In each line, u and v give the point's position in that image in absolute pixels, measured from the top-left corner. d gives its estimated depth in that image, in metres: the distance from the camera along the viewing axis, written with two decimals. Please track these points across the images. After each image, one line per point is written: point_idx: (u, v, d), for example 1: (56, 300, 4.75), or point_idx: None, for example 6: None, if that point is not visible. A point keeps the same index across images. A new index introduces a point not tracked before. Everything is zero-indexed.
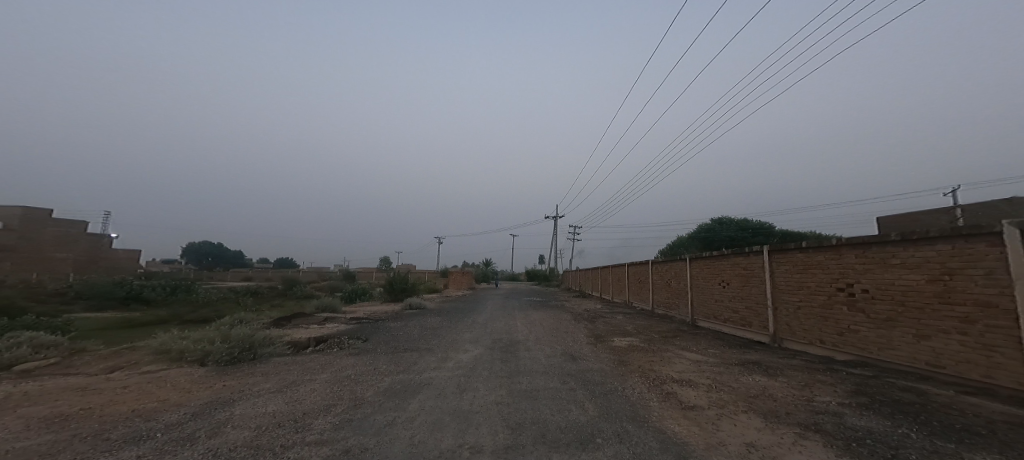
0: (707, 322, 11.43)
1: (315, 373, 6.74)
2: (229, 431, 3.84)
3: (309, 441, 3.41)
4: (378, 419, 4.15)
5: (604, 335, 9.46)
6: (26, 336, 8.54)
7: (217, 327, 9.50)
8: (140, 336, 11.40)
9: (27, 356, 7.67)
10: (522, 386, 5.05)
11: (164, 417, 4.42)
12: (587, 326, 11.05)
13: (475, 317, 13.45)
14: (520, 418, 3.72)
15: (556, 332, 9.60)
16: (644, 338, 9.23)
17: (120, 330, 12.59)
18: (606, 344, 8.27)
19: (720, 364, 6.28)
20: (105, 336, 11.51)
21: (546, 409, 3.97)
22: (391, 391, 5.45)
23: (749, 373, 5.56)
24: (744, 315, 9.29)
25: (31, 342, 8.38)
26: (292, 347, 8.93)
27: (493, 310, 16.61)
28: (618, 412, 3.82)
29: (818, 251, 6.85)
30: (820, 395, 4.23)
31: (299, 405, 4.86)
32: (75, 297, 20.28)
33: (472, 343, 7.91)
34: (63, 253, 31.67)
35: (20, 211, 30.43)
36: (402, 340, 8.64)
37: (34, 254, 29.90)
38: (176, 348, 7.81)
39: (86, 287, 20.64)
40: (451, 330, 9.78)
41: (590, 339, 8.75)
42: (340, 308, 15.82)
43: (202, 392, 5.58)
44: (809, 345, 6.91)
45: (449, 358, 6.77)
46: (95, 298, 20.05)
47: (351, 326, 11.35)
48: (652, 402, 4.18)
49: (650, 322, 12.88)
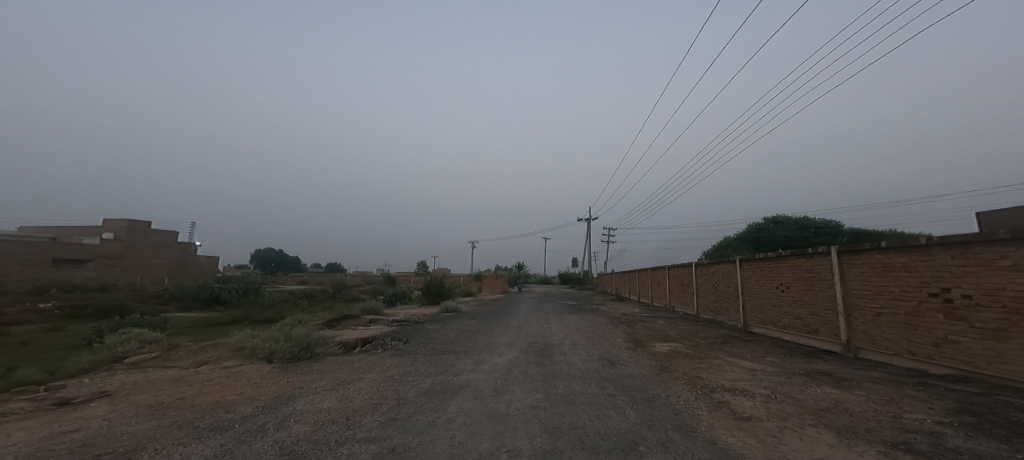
0: (763, 328, 10.57)
1: (362, 373, 7.15)
2: (292, 424, 4.20)
3: (359, 438, 3.64)
4: (420, 419, 4.33)
5: (645, 340, 9.11)
6: (134, 332, 9.99)
7: (280, 327, 10.42)
8: (219, 334, 12.84)
9: (133, 351, 8.90)
10: (558, 390, 5.00)
11: (240, 409, 4.91)
12: (626, 331, 10.71)
13: (509, 319, 13.60)
14: (557, 423, 3.68)
15: (592, 336, 9.43)
16: (689, 344, 8.76)
17: (203, 328, 14.26)
18: (646, 349, 7.92)
19: (780, 374, 5.77)
20: (192, 333, 13.15)
21: (584, 415, 3.90)
22: (431, 391, 5.64)
23: (817, 385, 5.07)
24: (808, 322, 8.49)
25: (138, 337, 9.79)
26: (342, 347, 9.54)
27: (528, 313, 16.61)
28: (662, 419, 3.66)
29: (902, 252, 6.11)
30: (910, 412, 3.74)
31: (350, 403, 5.19)
32: (167, 298, 23.26)
33: (507, 346, 7.96)
34: (160, 260, 36.45)
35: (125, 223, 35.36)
36: (440, 342, 8.91)
37: (137, 260, 34.73)
38: (248, 346, 8.67)
39: (177, 289, 23.69)
40: (487, 333, 9.93)
41: (629, 344, 8.45)
42: (382, 310, 16.59)
43: (269, 386, 6.14)
44: (892, 356, 6.15)
45: (486, 361, 6.86)
46: (182, 299, 22.90)
47: (393, 328, 11.87)
48: (701, 411, 3.95)
49: (696, 327, 12.19)
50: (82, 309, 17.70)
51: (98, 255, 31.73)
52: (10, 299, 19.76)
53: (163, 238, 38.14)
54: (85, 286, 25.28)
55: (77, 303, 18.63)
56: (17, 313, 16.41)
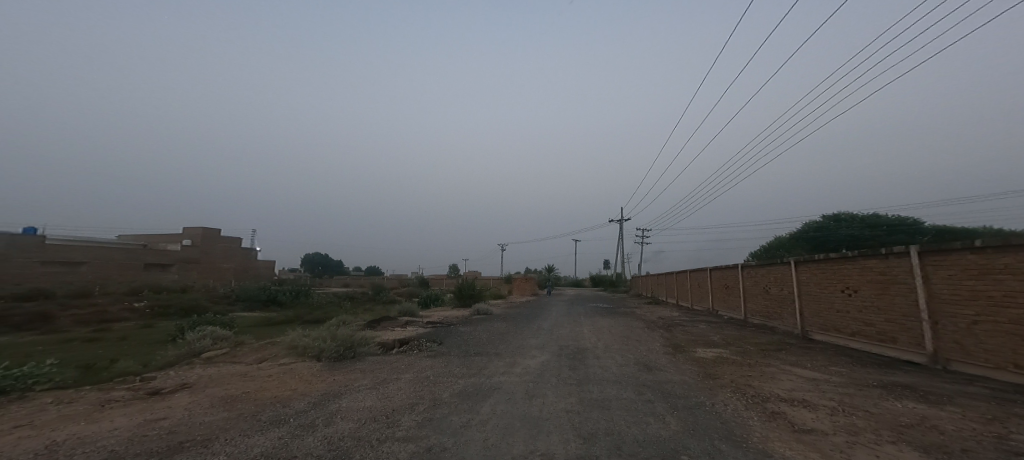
0: (826, 336, 9.64)
1: (400, 373, 7.38)
2: (339, 421, 4.40)
3: (398, 436, 3.72)
4: (454, 420, 4.37)
5: (685, 345, 8.63)
6: (208, 331, 11.08)
7: (327, 327, 11.04)
8: (276, 333, 13.90)
9: (207, 347, 9.84)
10: (592, 394, 4.83)
11: (294, 404, 5.24)
12: (663, 335, 10.22)
13: (539, 322, 13.47)
14: (592, 427, 3.52)
15: (627, 340, 9.09)
16: (737, 350, 8.19)
17: (263, 327, 15.53)
18: (687, 355, 7.50)
19: (848, 385, 5.22)
20: (254, 331, 14.35)
21: (620, 420, 3.70)
22: (465, 393, 5.69)
23: (897, 399, 4.50)
24: (883, 329, 7.63)
25: (212, 335, 10.86)
26: (381, 347, 9.91)
27: (559, 316, 16.38)
28: (707, 428, 3.40)
29: (1002, 251, 5.32)
30: (1018, 433, 3.20)
31: (390, 402, 5.35)
32: (233, 298, 25.59)
33: (539, 349, 7.87)
34: (227, 264, 40.31)
35: (200, 232, 39.84)
36: (472, 344, 8.99)
37: (209, 264, 38.68)
38: (299, 345, 9.26)
39: (241, 291, 26.00)
40: (519, 336, 9.90)
41: (668, 349, 8.04)
42: (419, 312, 17.10)
43: (319, 384, 6.50)
44: (991, 370, 5.34)
45: (517, 364, 6.81)
46: (245, 300, 25.11)
47: (427, 330, 12.17)
48: (753, 422, 3.63)
49: (744, 332, 11.40)
50: (165, 308, 19.89)
51: (180, 259, 35.70)
52: (111, 298, 22.71)
53: (231, 244, 42.15)
54: (169, 287, 28.51)
55: (162, 303, 20.98)
56: (116, 311, 18.79)
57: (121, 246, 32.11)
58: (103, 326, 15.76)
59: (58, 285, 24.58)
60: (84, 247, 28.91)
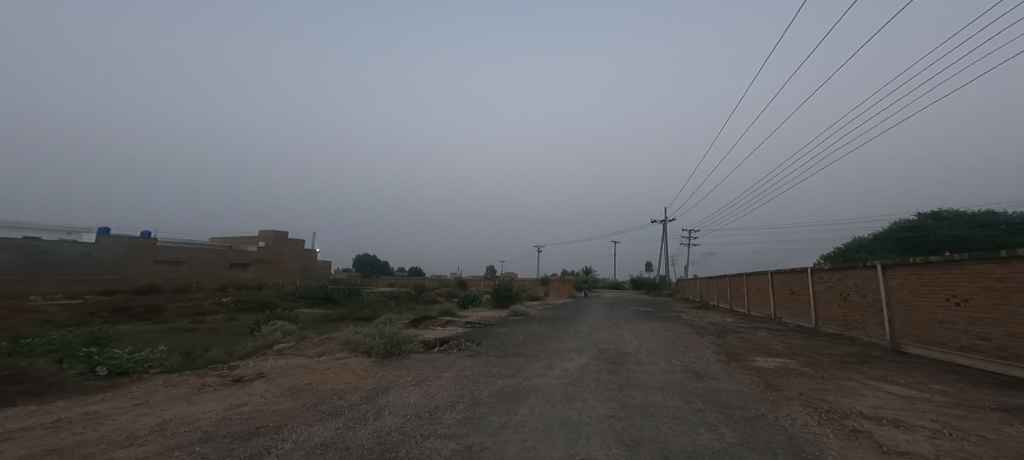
0: (922, 350, 8.50)
1: (441, 371, 7.58)
2: (386, 415, 4.59)
3: (440, 433, 3.81)
4: (494, 420, 4.40)
5: (742, 353, 8.06)
6: (277, 325, 12.15)
7: (375, 324, 11.61)
8: (333, 328, 14.92)
9: (278, 339, 10.78)
10: (634, 401, 4.63)
11: (348, 397, 5.55)
12: (716, 342, 9.64)
13: (577, 325, 13.23)
14: (635, 434, 3.35)
15: (673, 346, 8.66)
16: (806, 361, 7.50)
17: (322, 323, 16.77)
18: (745, 364, 6.99)
19: (952, 407, 4.54)
20: (313, 326, 15.50)
21: (666, 428, 3.49)
22: (503, 394, 5.71)
23: (1021, 426, 3.83)
24: (1001, 344, 6.55)
25: (281, 328, 11.90)
26: (424, 345, 10.23)
27: (597, 319, 16.04)
28: (768, 443, 3.11)
29: None
30: None
31: (432, 399, 5.50)
32: (296, 295, 27.86)
33: (577, 352, 7.72)
34: (292, 263, 44.06)
35: (272, 234, 42.95)
36: (510, 345, 9.01)
37: (278, 263, 42.52)
38: (350, 341, 9.83)
39: (302, 288, 28.28)
40: (556, 338, 9.78)
41: (722, 357, 7.54)
42: (457, 312, 17.47)
43: (369, 378, 6.85)
44: None
45: (555, 366, 6.72)
46: (306, 297, 27.26)
47: (466, 330, 12.40)
48: (827, 439, 3.26)
49: (815, 342, 10.42)
50: (243, 303, 22.10)
51: (254, 259, 39.57)
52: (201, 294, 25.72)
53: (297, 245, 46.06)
54: (246, 285, 31.70)
55: (241, 298, 23.36)
56: (205, 305, 21.23)
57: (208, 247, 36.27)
58: (195, 319, 17.83)
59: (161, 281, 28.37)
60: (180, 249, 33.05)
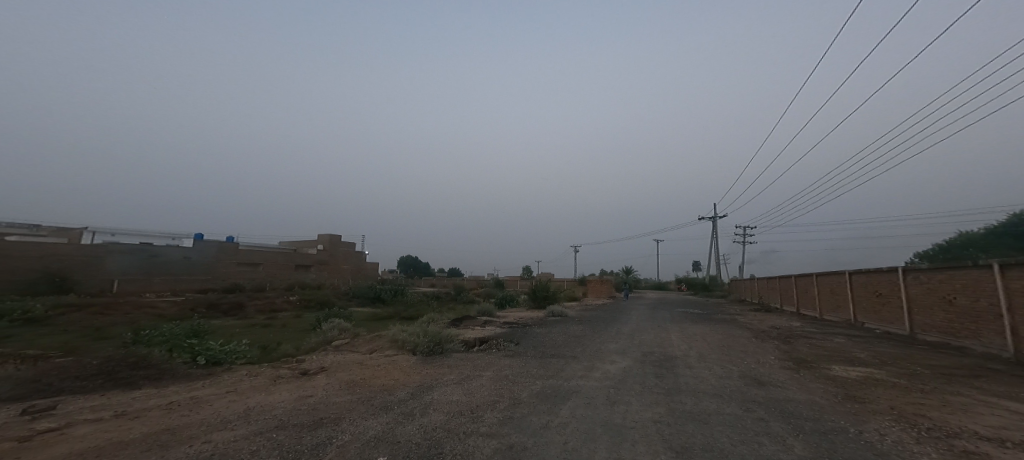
0: None
1: (482, 370, 7.70)
2: (431, 412, 4.74)
3: (483, 432, 3.87)
4: (534, 420, 4.40)
5: (811, 361, 7.38)
6: (333, 323, 13.02)
7: (419, 324, 12.06)
8: (381, 327, 15.71)
9: (336, 336, 11.55)
10: (684, 406, 4.41)
11: (396, 393, 5.81)
12: (780, 347, 8.92)
13: (619, 326, 12.86)
14: (685, 441, 3.19)
15: (728, 351, 8.13)
16: (894, 372, 6.69)
17: (373, 321, 17.71)
18: (818, 372, 6.42)
19: None
20: (364, 324, 16.43)
21: (721, 437, 3.29)
22: (543, 394, 5.70)
23: None
24: None
25: (337, 326, 12.73)
26: (464, 344, 10.46)
27: (640, 320, 15.52)
28: (845, 457, 2.82)
29: None
30: None
31: (474, 398, 5.61)
32: (348, 295, 29.66)
33: (619, 354, 7.51)
34: (346, 264, 46.92)
35: (328, 237, 45.41)
36: (549, 346, 8.96)
37: (334, 265, 45.48)
38: (395, 339, 10.28)
39: (353, 289, 30.04)
40: (596, 339, 9.58)
41: (787, 364, 6.94)
42: (496, 312, 17.68)
43: (415, 375, 7.12)
44: None
45: (596, 368, 6.58)
46: (357, 297, 28.95)
47: (504, 330, 12.52)
48: (921, 455, 2.88)
49: (908, 351, 9.26)
50: (306, 301, 23.95)
51: (315, 261, 42.69)
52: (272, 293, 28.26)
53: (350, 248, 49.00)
54: (308, 284, 34.31)
55: (304, 297, 25.32)
56: (276, 302, 23.32)
57: (277, 250, 39.81)
58: (268, 315, 19.60)
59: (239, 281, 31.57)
60: (255, 252, 36.59)
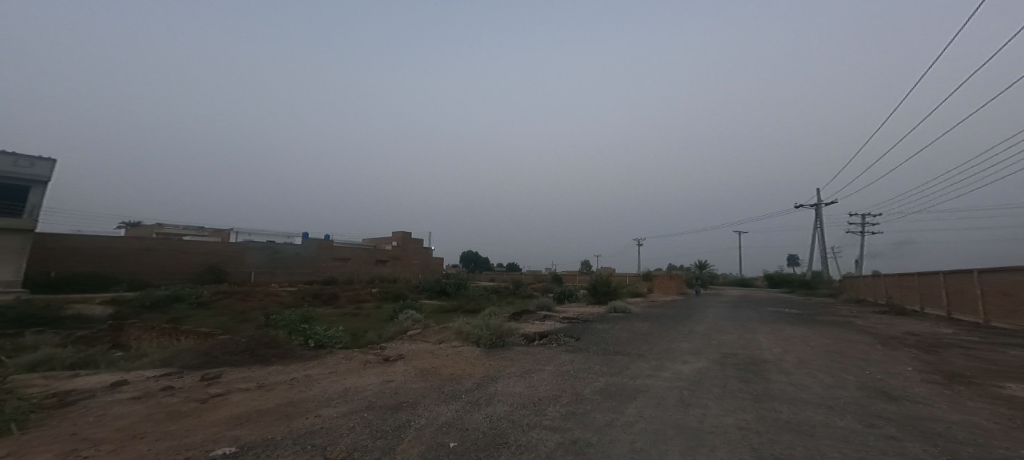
0: None
1: (543, 364, 7.73)
2: (496, 402, 4.87)
3: (546, 425, 3.88)
4: (599, 417, 4.30)
5: (964, 377, 6.07)
6: (406, 314, 14.04)
7: (481, 316, 12.46)
8: (447, 319, 16.53)
9: (408, 326, 12.45)
10: (777, 415, 3.96)
11: (465, 382, 6.07)
12: (905, 357, 7.53)
13: (692, 325, 11.98)
14: (777, 452, 2.88)
15: (835, 358, 7.08)
16: None
17: (440, 313, 18.74)
18: (985, 392, 5.25)
19: None
20: (433, 316, 17.44)
21: (824, 452, 2.90)
22: (607, 392, 5.55)
23: None
24: None
25: (410, 317, 13.71)
26: (525, 338, 10.58)
27: (719, 320, 14.27)
28: None
29: None
30: None
31: (536, 391, 5.65)
32: (419, 288, 31.62)
33: (692, 355, 7.01)
34: (416, 259, 49.88)
35: (401, 234, 49.30)
36: (612, 343, 8.70)
37: (406, 260, 48.60)
38: (460, 331, 10.75)
39: (423, 282, 31.96)
40: (665, 338, 9.08)
41: (922, 379, 5.81)
42: (554, 306, 17.59)
43: (479, 367, 7.38)
44: None
45: (666, 368, 6.22)
46: (426, 290, 30.80)
47: (565, 325, 12.40)
48: None
49: None
50: (386, 294, 26.14)
51: (390, 256, 46.13)
52: (358, 285, 31.29)
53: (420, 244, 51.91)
54: (388, 279, 37.31)
55: (382, 290, 27.60)
56: (362, 294, 25.83)
57: (362, 247, 44.03)
58: (358, 305, 21.82)
59: (333, 276, 35.54)
60: (346, 248, 40.90)
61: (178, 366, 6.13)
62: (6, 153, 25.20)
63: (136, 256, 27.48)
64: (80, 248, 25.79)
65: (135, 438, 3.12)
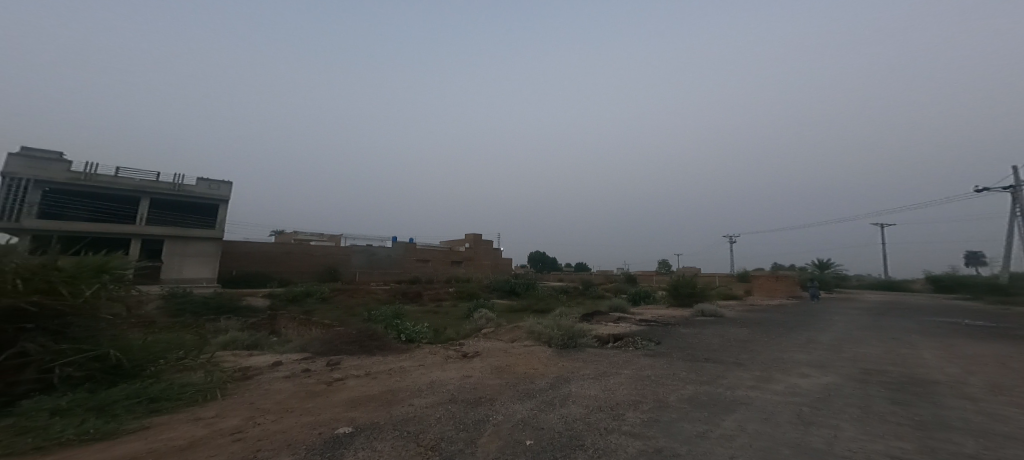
0: None
1: (619, 368, 7.47)
2: (570, 404, 4.84)
3: (625, 431, 3.75)
4: (686, 427, 4.03)
5: None
6: (479, 313, 14.64)
7: (552, 316, 12.45)
8: (517, 318, 16.83)
9: (482, 324, 12.95)
10: (927, 442, 3.31)
11: (538, 382, 6.13)
12: None
13: (797, 334, 10.52)
14: None
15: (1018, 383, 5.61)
16: None
17: (511, 312, 19.16)
18: None
19: None
20: (504, 315, 17.90)
21: None
22: (693, 401, 5.16)
23: None
24: None
25: (483, 316, 14.25)
26: (597, 339, 10.33)
27: (833, 328, 12.31)
28: None
29: None
30: None
31: (612, 395, 5.49)
32: (491, 288, 32.60)
33: (797, 368, 6.17)
34: (487, 260, 51.37)
35: (472, 236, 51.19)
36: (698, 349, 8.06)
37: (478, 261, 50.34)
38: (532, 331, 10.87)
39: (494, 283, 32.90)
40: (764, 347, 8.13)
41: None
42: (627, 308, 16.87)
43: (552, 367, 7.37)
44: None
45: (764, 380, 5.57)
46: (497, 290, 31.69)
47: (642, 328, 11.80)
48: None
49: None
50: (461, 293, 27.51)
51: (463, 257, 48.25)
52: (436, 285, 33.33)
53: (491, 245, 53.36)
54: (463, 280, 38.97)
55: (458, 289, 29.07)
56: (440, 293, 27.55)
57: (439, 249, 46.70)
58: (437, 303, 23.38)
59: (416, 277, 38.26)
60: (426, 250, 43.74)
61: (312, 352, 7.22)
62: (204, 179, 30.70)
63: (279, 258, 32.98)
64: (243, 251, 31.91)
65: (279, 412, 3.74)
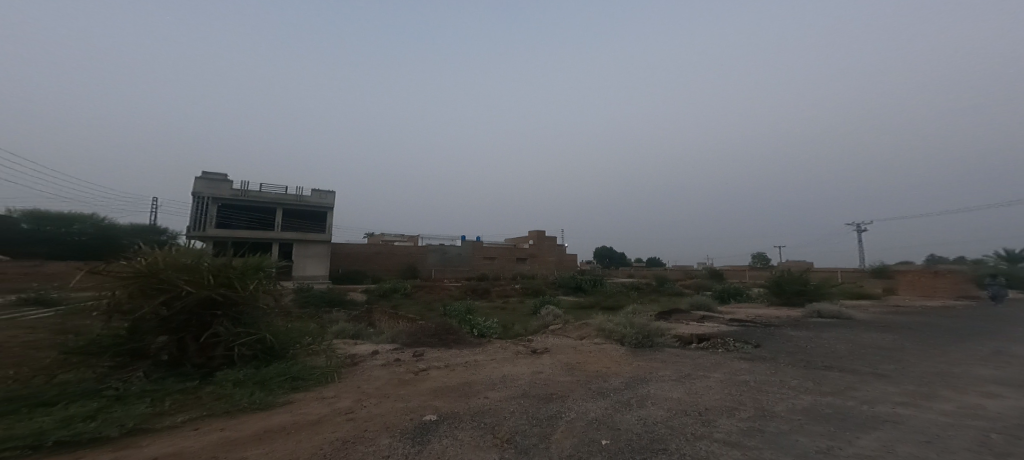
0: None
1: (706, 371, 6.72)
2: (650, 405, 4.39)
3: (717, 438, 3.25)
4: (801, 441, 3.38)
5: None
6: (548, 309, 14.48)
7: (625, 314, 11.80)
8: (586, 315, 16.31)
9: (550, 321, 12.75)
10: None
11: (612, 381, 5.73)
12: None
13: (944, 342, 8.54)
14: None
15: None
16: None
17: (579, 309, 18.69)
18: None
19: None
20: (572, 312, 17.49)
21: None
22: (806, 413, 4.37)
23: None
24: None
25: (552, 312, 14.05)
26: (678, 340, 9.52)
27: (998, 336, 9.79)
28: None
29: None
30: None
31: (699, 399, 4.90)
32: (558, 284, 32.17)
33: (953, 385, 4.91)
34: (552, 257, 50.81)
35: (536, 233, 50.99)
36: (808, 356, 6.93)
37: (543, 257, 50.03)
38: (603, 328, 10.39)
39: (561, 279, 32.41)
40: (897, 356, 6.70)
41: None
42: (712, 306, 15.38)
43: (627, 366, 6.88)
44: None
45: (907, 397, 4.52)
46: (563, 287, 31.21)
47: (733, 328, 10.60)
48: None
49: None
50: (527, 290, 27.59)
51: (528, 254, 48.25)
52: (504, 282, 33.84)
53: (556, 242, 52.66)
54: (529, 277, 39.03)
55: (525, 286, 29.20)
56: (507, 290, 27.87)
57: (504, 246, 47.29)
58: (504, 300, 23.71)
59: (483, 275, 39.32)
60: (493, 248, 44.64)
61: (399, 344, 7.64)
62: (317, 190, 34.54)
63: (372, 258, 36.44)
64: (347, 253, 35.87)
65: (372, 396, 3.90)
